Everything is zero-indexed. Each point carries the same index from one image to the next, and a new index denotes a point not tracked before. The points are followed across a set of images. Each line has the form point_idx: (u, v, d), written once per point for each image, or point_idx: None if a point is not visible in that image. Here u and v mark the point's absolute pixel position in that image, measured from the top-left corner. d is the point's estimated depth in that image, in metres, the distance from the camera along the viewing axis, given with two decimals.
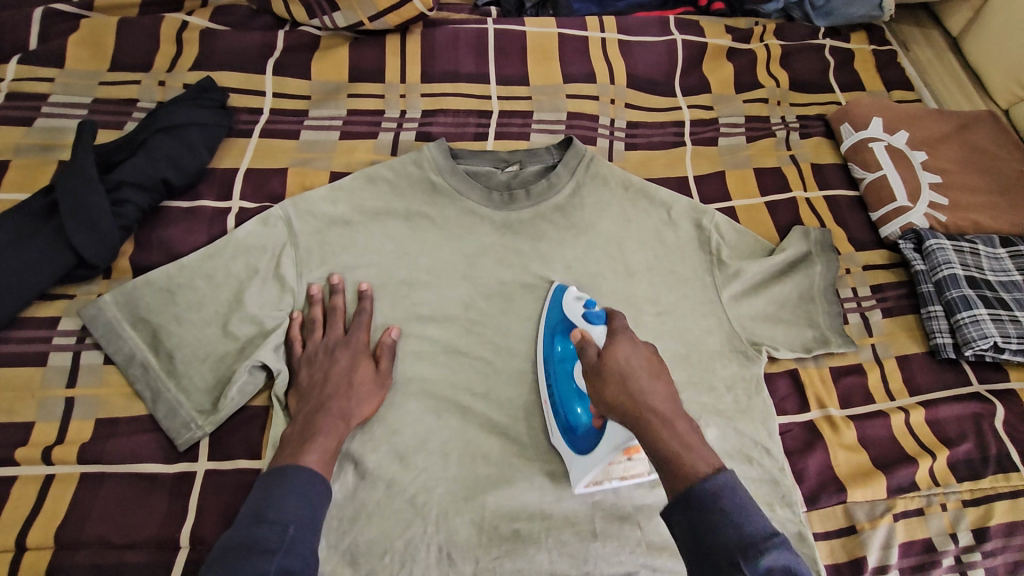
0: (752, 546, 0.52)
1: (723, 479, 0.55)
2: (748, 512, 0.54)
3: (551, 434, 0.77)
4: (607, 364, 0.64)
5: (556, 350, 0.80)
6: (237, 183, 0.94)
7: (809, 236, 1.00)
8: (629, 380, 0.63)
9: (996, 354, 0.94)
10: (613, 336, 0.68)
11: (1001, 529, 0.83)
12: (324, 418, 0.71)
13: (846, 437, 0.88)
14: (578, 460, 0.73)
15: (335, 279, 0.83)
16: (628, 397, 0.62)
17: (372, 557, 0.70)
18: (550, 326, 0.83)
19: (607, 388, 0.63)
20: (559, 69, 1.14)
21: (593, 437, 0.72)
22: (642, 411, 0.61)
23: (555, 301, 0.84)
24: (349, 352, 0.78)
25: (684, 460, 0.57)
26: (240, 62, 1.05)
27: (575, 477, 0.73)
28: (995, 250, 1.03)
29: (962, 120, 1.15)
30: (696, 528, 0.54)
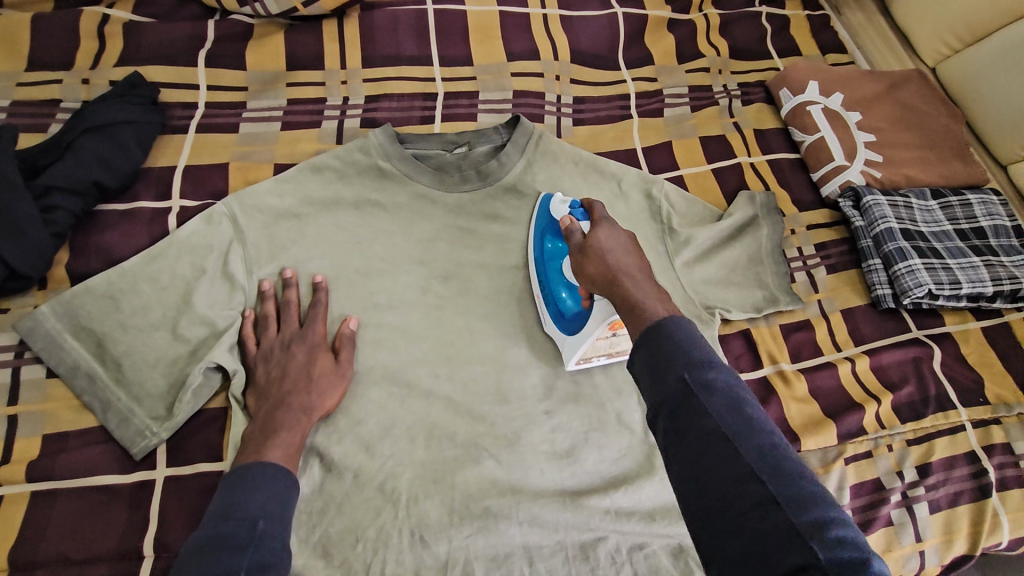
0: (700, 363, 0.52)
1: (678, 318, 0.56)
2: (699, 339, 0.54)
3: (543, 321, 0.86)
4: (588, 243, 0.72)
5: (546, 248, 0.86)
6: (175, 181, 0.91)
7: (755, 199, 1.03)
8: (608, 257, 0.69)
9: (931, 301, 0.99)
10: (595, 223, 0.74)
11: (941, 462, 0.88)
12: (285, 414, 0.70)
13: (798, 390, 0.91)
14: (568, 339, 0.82)
15: (287, 273, 0.82)
16: (605, 270, 0.68)
17: (344, 547, 0.70)
18: (539, 228, 0.89)
19: (588, 262, 0.70)
20: (503, 48, 1.13)
21: (582, 317, 0.81)
22: (617, 276, 0.67)
23: (543, 207, 0.89)
24: (305, 345, 0.77)
25: (645, 307, 0.61)
26: (170, 54, 1.00)
27: (567, 355, 0.82)
28: (926, 203, 1.08)
29: (892, 81, 1.21)
30: (647, 355, 0.54)
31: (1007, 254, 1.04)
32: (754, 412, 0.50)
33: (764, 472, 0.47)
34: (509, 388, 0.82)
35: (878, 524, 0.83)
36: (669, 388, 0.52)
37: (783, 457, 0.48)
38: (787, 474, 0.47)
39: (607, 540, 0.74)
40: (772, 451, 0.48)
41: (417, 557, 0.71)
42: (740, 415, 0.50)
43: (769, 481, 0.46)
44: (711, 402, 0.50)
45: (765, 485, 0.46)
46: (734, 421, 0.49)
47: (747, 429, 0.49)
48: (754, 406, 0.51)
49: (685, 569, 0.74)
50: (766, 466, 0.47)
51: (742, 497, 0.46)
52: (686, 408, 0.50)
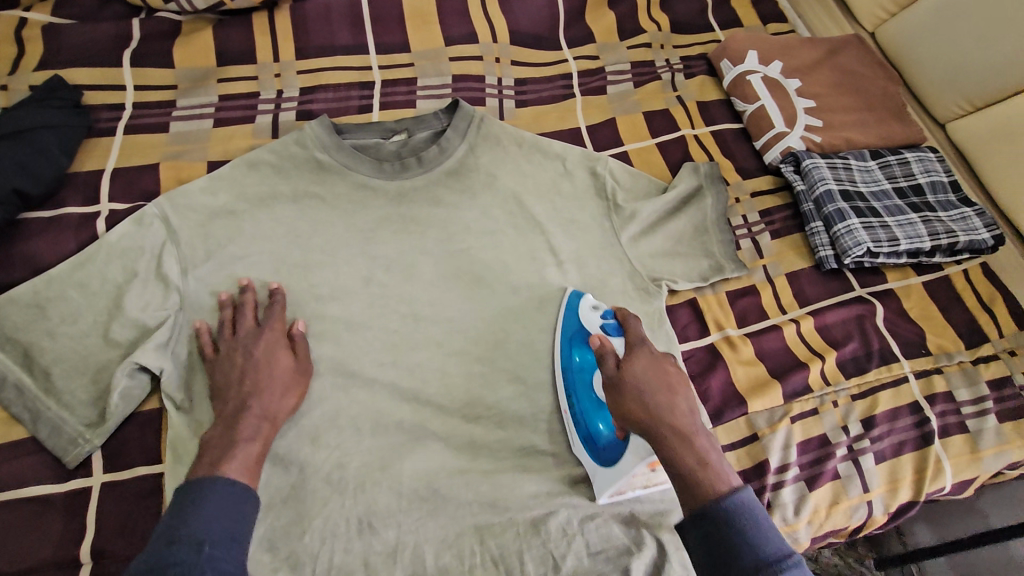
0: (768, 568, 0.54)
1: (742, 495, 0.58)
2: (764, 532, 0.56)
3: (571, 444, 0.79)
4: (624, 376, 0.69)
5: (575, 361, 0.82)
6: (104, 185, 0.89)
7: (699, 170, 1.04)
8: (648, 398, 0.66)
9: (871, 259, 1.01)
10: (629, 349, 0.73)
11: (885, 414, 0.91)
12: (247, 423, 0.69)
13: (744, 353, 0.93)
14: (602, 471, 0.76)
15: (244, 281, 0.82)
16: (646, 415, 0.66)
17: (291, 539, 0.70)
18: (567, 335, 0.84)
19: (625, 400, 0.67)
20: (440, 32, 1.12)
21: (618, 447, 0.75)
22: (660, 426, 0.65)
23: (571, 307, 0.85)
24: (261, 348, 0.76)
25: (700, 481, 0.60)
26: (92, 55, 0.97)
27: (600, 486, 0.76)
28: (865, 163, 1.10)
29: (830, 47, 1.23)
30: (712, 544, 0.57)
31: (944, 209, 1.07)
32: None
33: None
34: (456, 372, 0.83)
35: (825, 479, 0.85)
36: None
37: None
38: None
39: (558, 514, 0.75)
40: None
41: (366, 544, 0.71)
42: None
43: None
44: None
45: None
46: None
47: None
48: None
49: (636, 537, 0.75)
50: None
51: None
52: None
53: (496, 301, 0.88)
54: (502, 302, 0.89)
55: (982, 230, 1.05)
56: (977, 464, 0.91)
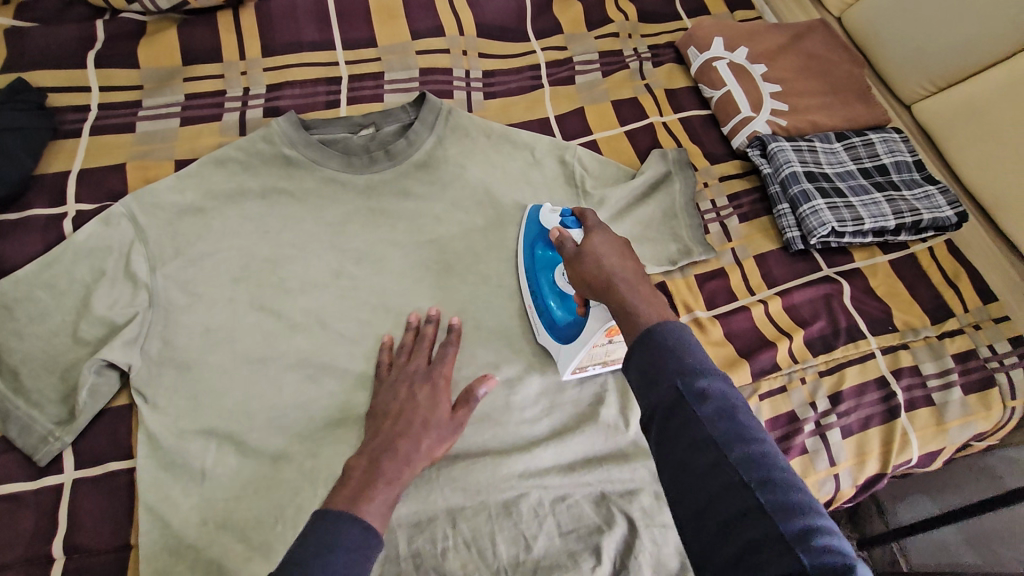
0: (690, 371, 0.52)
1: (675, 323, 0.56)
2: (690, 346, 0.54)
3: (536, 332, 0.86)
4: (584, 250, 0.69)
5: (537, 256, 0.87)
6: (70, 186, 0.89)
7: (667, 156, 1.05)
8: (603, 261, 0.67)
9: (837, 239, 1.02)
10: (588, 231, 0.73)
11: (852, 389, 0.92)
12: (389, 464, 0.64)
13: (713, 335, 0.94)
14: (563, 348, 0.82)
15: (432, 310, 0.84)
16: (600, 275, 0.66)
17: (264, 530, 0.71)
18: (530, 240, 0.90)
19: (584, 267, 0.68)
20: (407, 27, 1.12)
21: (576, 324, 0.81)
22: (613, 282, 0.65)
23: (533, 218, 0.90)
24: (434, 383, 0.75)
25: (641, 314, 0.59)
26: (57, 57, 0.97)
27: (562, 364, 0.83)
28: (831, 145, 1.12)
29: (796, 32, 1.24)
30: (641, 361, 0.54)
31: (909, 188, 1.08)
32: (746, 422, 0.51)
33: (750, 478, 0.47)
34: None
35: (793, 453, 0.87)
36: (663, 396, 0.52)
37: (773, 464, 0.48)
38: (774, 483, 0.47)
39: (529, 496, 0.77)
40: (762, 461, 0.48)
41: None
42: (733, 425, 0.50)
43: (758, 490, 0.47)
44: (702, 410, 0.50)
45: (754, 492, 0.46)
46: (725, 428, 0.50)
47: (738, 438, 0.49)
48: (745, 414, 0.51)
49: (607, 516, 0.77)
50: (756, 476, 0.47)
51: (727, 507, 0.47)
52: (678, 416, 0.51)
53: (468, 290, 0.89)
54: (473, 290, 0.89)
55: (946, 208, 1.06)
56: (943, 436, 0.92)
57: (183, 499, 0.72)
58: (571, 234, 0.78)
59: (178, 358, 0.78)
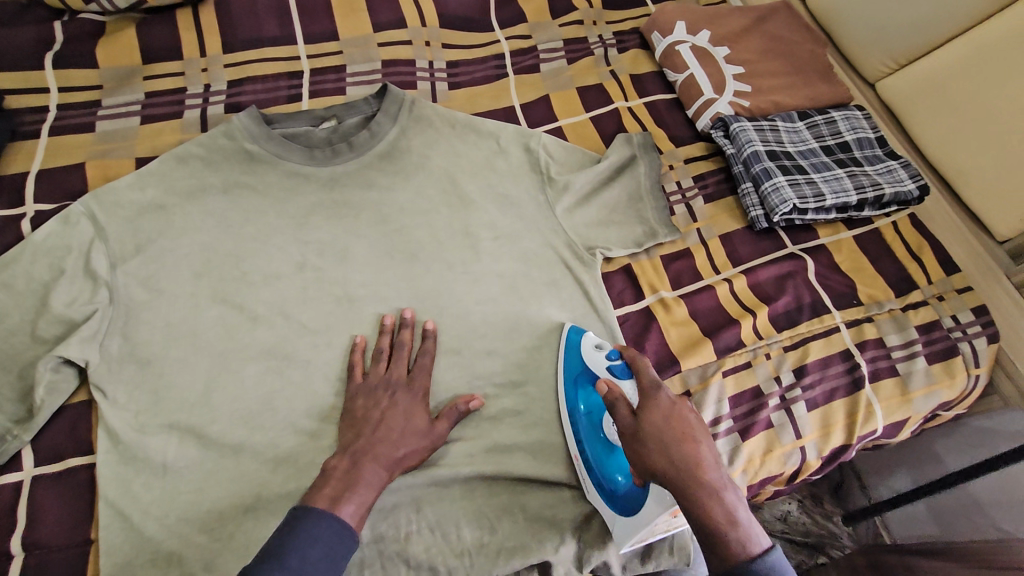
0: None
1: (773, 561, 0.57)
2: None
3: (587, 492, 0.76)
4: (641, 429, 0.65)
5: (582, 407, 0.79)
6: (28, 187, 0.89)
7: (632, 140, 1.05)
8: (670, 449, 0.63)
9: (800, 216, 1.03)
10: (644, 398, 0.68)
11: (817, 363, 0.93)
12: (370, 469, 0.68)
13: (677, 314, 0.95)
14: (622, 519, 0.71)
15: (407, 313, 0.84)
16: (670, 470, 0.62)
17: (228, 522, 0.71)
18: (571, 378, 0.81)
19: (645, 454, 0.64)
20: (369, 20, 1.13)
21: (636, 496, 0.70)
22: (687, 481, 0.61)
23: (572, 348, 0.83)
24: (413, 394, 0.77)
25: (729, 541, 0.58)
26: (13, 59, 0.97)
27: (620, 536, 0.71)
28: (793, 124, 1.13)
29: (758, 14, 1.25)
30: None
31: (871, 163, 1.10)
32: None
33: None
34: None
35: (758, 428, 0.88)
36: None
37: None
38: None
39: (494, 479, 0.77)
40: None
41: None
42: None
43: None
44: None
45: None
46: None
47: None
48: None
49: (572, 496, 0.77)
50: None
51: None
52: None
53: (432, 278, 0.90)
54: (437, 277, 0.90)
55: (907, 182, 1.08)
56: (908, 405, 0.93)
57: (144, 493, 0.72)
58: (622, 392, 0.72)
59: (139, 354, 0.78)
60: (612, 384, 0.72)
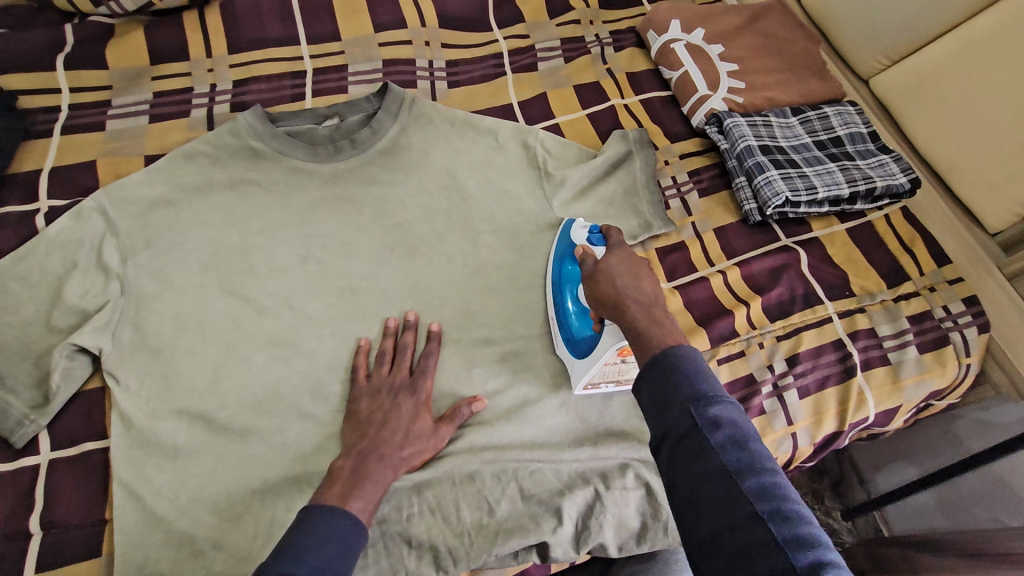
0: (703, 398, 0.54)
1: (686, 347, 0.58)
2: (705, 374, 0.56)
3: (555, 343, 0.87)
4: (598, 269, 0.74)
5: (565, 270, 0.88)
6: (41, 184, 0.92)
7: (628, 137, 1.08)
8: (617, 280, 0.71)
9: (793, 209, 1.05)
10: (607, 248, 0.77)
11: (809, 351, 0.95)
12: (377, 467, 0.71)
13: (672, 304, 0.97)
14: (578, 362, 0.83)
15: (410, 316, 0.86)
16: (613, 294, 0.70)
17: (236, 505, 0.74)
18: (559, 250, 0.91)
19: (598, 286, 0.72)
20: (370, 20, 1.15)
21: (592, 340, 0.81)
22: (625, 303, 0.68)
23: (563, 229, 0.92)
24: (417, 397, 0.79)
25: (652, 336, 0.62)
26: (25, 60, 1.00)
27: (575, 378, 0.83)
28: (786, 120, 1.15)
29: (752, 12, 1.27)
30: (656, 386, 0.57)
31: (863, 158, 1.12)
32: (756, 447, 0.53)
33: (764, 508, 0.49)
34: None
35: (750, 415, 0.90)
36: (676, 421, 0.54)
37: (779, 492, 0.50)
38: (778, 507, 0.49)
39: (493, 465, 0.79)
40: (772, 489, 0.50)
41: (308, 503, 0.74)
42: (744, 451, 0.52)
43: (770, 521, 0.48)
44: (714, 434, 0.52)
45: (766, 524, 0.48)
46: (738, 459, 0.52)
47: (748, 467, 0.51)
48: (758, 443, 0.53)
49: (569, 482, 0.80)
50: (767, 503, 0.49)
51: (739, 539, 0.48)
52: (690, 439, 0.53)
53: (432, 270, 0.92)
54: (438, 270, 0.92)
55: (899, 176, 1.09)
56: (899, 394, 0.95)
57: (157, 476, 0.74)
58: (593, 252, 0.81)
59: (150, 343, 0.80)
60: (587, 247, 0.81)
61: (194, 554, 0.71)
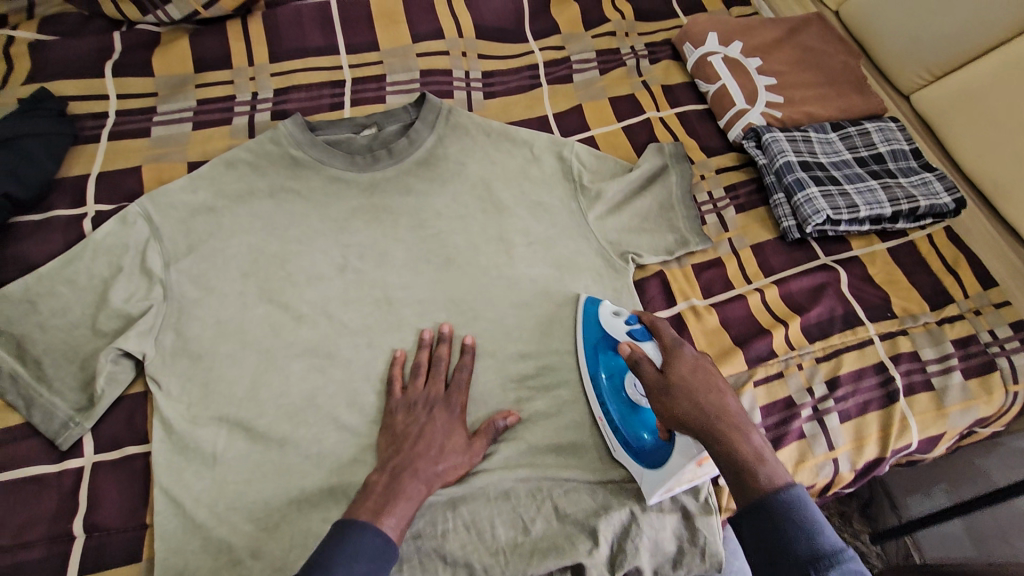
0: (825, 560, 0.55)
1: (796, 491, 0.59)
2: (819, 527, 0.57)
3: (613, 448, 0.81)
4: (670, 382, 0.69)
5: (605, 368, 0.83)
6: (89, 188, 0.94)
7: (664, 150, 1.06)
8: (697, 396, 0.67)
9: (833, 227, 1.03)
10: (668, 352, 0.72)
11: (849, 374, 0.93)
12: (411, 481, 0.70)
13: (708, 322, 0.95)
14: (648, 473, 0.76)
15: (444, 328, 0.86)
16: (696, 414, 0.66)
17: (273, 513, 0.74)
18: (592, 343, 0.85)
19: (674, 402, 0.68)
20: (408, 30, 1.16)
21: (663, 449, 0.74)
22: (713, 423, 0.65)
23: (590, 316, 0.86)
24: (451, 410, 0.79)
25: (755, 472, 0.61)
26: (75, 68, 1.02)
27: (648, 488, 0.76)
28: (826, 136, 1.13)
29: (791, 26, 1.25)
30: (767, 535, 0.58)
31: (905, 176, 1.09)
32: None
33: None
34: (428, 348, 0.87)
35: (791, 438, 0.88)
36: None
37: None
38: None
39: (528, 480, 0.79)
40: None
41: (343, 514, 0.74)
42: None
43: None
44: None
45: None
46: None
47: None
48: None
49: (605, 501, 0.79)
50: None
51: None
52: None
53: (467, 282, 0.92)
54: (474, 281, 0.92)
55: (943, 195, 1.07)
56: (943, 420, 0.92)
57: (196, 482, 0.75)
58: (644, 352, 0.76)
59: (191, 349, 0.82)
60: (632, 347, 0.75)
61: (231, 562, 0.72)
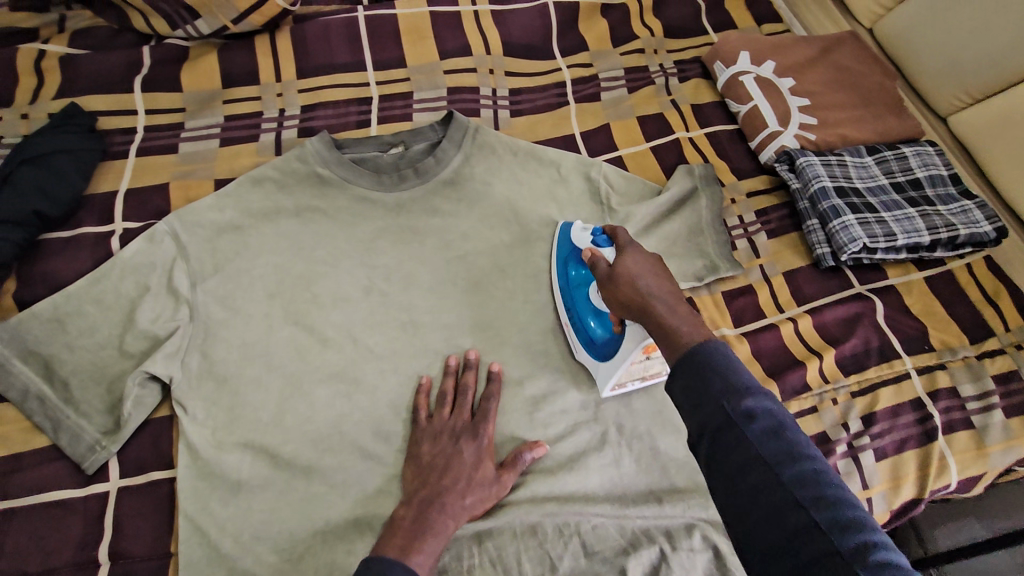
0: (737, 392, 0.54)
1: (716, 345, 0.58)
2: (736, 369, 0.56)
3: (575, 349, 0.87)
4: (618, 271, 0.71)
5: (571, 276, 0.87)
6: (117, 205, 0.94)
7: (693, 172, 1.04)
8: (640, 283, 0.69)
9: (869, 255, 1.01)
10: (621, 250, 0.73)
11: (886, 411, 0.90)
12: (438, 517, 0.69)
13: (740, 353, 0.93)
14: (603, 365, 0.82)
15: (471, 354, 0.85)
16: (636, 296, 0.68)
17: (297, 543, 0.73)
18: (562, 258, 0.90)
19: (619, 289, 0.70)
20: (435, 47, 1.15)
21: (615, 342, 0.80)
22: (649, 303, 0.67)
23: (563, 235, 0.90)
24: (479, 441, 0.77)
25: (681, 335, 0.62)
26: (105, 82, 1.03)
27: (602, 381, 0.83)
28: (861, 159, 1.10)
29: (825, 45, 1.23)
30: (687, 381, 0.57)
31: (944, 203, 1.06)
32: (793, 437, 0.53)
33: (803, 494, 0.50)
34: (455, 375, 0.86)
35: None
36: (710, 416, 0.54)
37: (822, 481, 0.51)
38: (820, 489, 0.50)
39: (556, 516, 0.77)
40: (811, 477, 0.51)
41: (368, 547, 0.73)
42: (780, 440, 0.53)
43: (810, 505, 0.49)
44: (749, 427, 0.53)
45: (807, 509, 0.49)
46: (772, 443, 0.52)
47: (786, 455, 0.52)
48: (793, 431, 0.54)
49: (633, 539, 0.77)
50: (808, 491, 0.50)
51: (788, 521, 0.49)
52: (728, 432, 0.53)
53: (494, 307, 0.90)
54: (501, 307, 0.90)
55: (984, 223, 1.03)
56: (984, 461, 0.89)
57: (220, 510, 0.74)
58: (602, 255, 0.78)
59: (217, 372, 0.81)
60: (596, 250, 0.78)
61: None
